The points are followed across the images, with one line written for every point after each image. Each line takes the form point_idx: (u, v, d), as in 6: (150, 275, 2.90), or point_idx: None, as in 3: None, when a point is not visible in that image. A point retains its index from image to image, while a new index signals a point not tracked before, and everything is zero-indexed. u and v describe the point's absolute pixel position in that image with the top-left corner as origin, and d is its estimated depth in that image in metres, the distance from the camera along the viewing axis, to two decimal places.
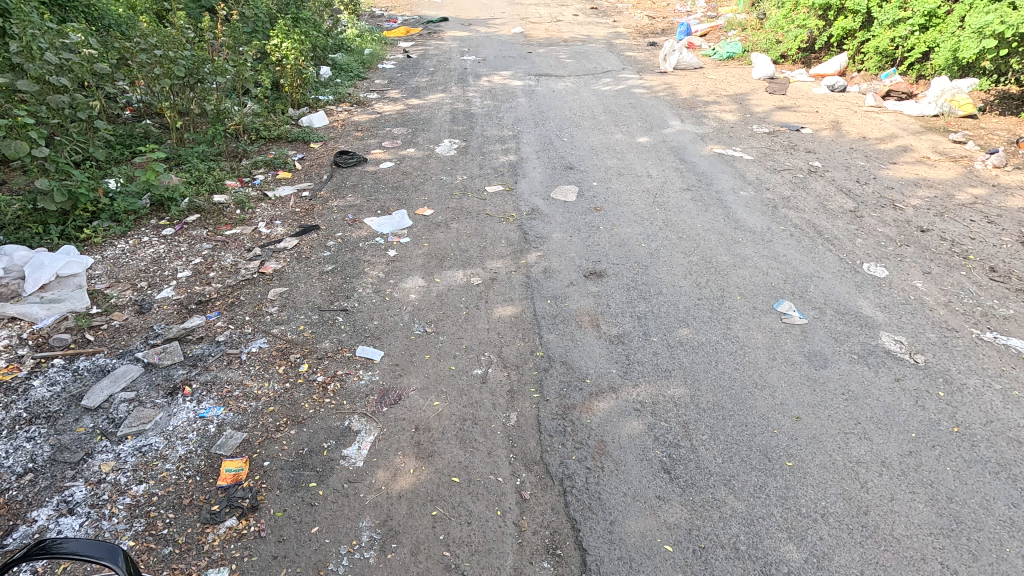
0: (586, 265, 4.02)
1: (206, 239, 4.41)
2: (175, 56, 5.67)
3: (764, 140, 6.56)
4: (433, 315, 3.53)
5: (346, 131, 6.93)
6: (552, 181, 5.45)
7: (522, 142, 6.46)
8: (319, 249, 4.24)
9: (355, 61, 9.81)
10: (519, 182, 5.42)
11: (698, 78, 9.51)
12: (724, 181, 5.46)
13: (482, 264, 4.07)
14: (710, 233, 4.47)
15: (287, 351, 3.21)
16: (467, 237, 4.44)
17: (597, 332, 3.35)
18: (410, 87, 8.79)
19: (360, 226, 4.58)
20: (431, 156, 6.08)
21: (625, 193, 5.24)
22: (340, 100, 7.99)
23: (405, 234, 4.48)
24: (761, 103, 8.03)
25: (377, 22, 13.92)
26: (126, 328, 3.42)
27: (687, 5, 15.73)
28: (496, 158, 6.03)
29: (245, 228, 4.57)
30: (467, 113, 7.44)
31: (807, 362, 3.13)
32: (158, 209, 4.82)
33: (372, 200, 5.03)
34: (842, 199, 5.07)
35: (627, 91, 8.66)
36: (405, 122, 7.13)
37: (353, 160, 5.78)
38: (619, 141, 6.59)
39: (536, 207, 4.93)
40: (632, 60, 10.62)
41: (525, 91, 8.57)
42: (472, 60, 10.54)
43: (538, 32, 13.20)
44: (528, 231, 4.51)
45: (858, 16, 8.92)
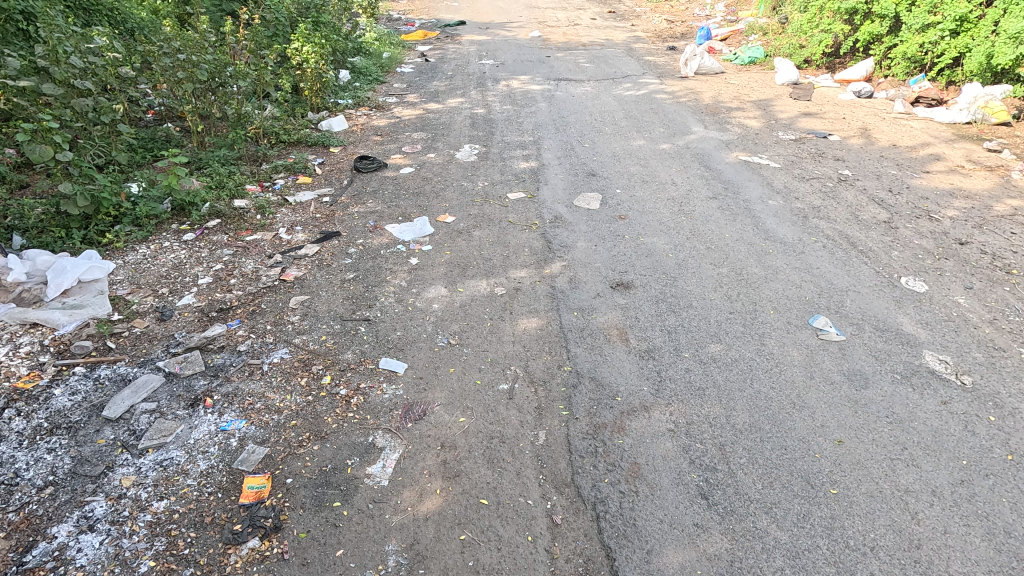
0: (612, 275, 3.92)
1: (226, 244, 4.37)
2: (198, 60, 5.67)
3: (790, 147, 6.42)
4: (457, 326, 3.45)
5: (366, 135, 6.90)
6: (575, 188, 5.36)
7: (544, 148, 6.38)
8: (340, 257, 4.19)
9: (374, 64, 9.80)
10: (541, 189, 5.33)
11: (719, 83, 9.38)
12: (751, 189, 5.32)
13: (506, 274, 3.99)
14: (739, 244, 4.35)
15: (309, 362, 3.14)
16: (489, 246, 4.36)
17: (627, 346, 3.25)
18: (429, 91, 8.76)
19: (381, 233, 4.52)
20: (452, 161, 6.02)
21: (649, 201, 5.13)
22: (359, 103, 7.97)
23: (427, 241, 4.42)
24: (785, 109, 7.88)
25: (395, 25, 13.93)
26: (147, 336, 3.38)
27: (706, 9, 15.58)
28: (517, 164, 5.95)
29: (266, 234, 4.53)
30: (487, 118, 7.38)
31: (847, 382, 3.00)
32: (179, 213, 4.80)
33: (392, 207, 4.97)
34: (875, 209, 4.92)
35: (648, 96, 8.55)
36: (424, 126, 7.08)
37: (374, 166, 5.73)
38: (642, 147, 6.48)
39: (559, 214, 4.84)
40: (651, 64, 10.51)
41: (545, 95, 8.50)
42: (490, 64, 10.49)
43: (555, 36, 13.13)
44: (552, 240, 4.42)
45: (885, 20, 8.75)
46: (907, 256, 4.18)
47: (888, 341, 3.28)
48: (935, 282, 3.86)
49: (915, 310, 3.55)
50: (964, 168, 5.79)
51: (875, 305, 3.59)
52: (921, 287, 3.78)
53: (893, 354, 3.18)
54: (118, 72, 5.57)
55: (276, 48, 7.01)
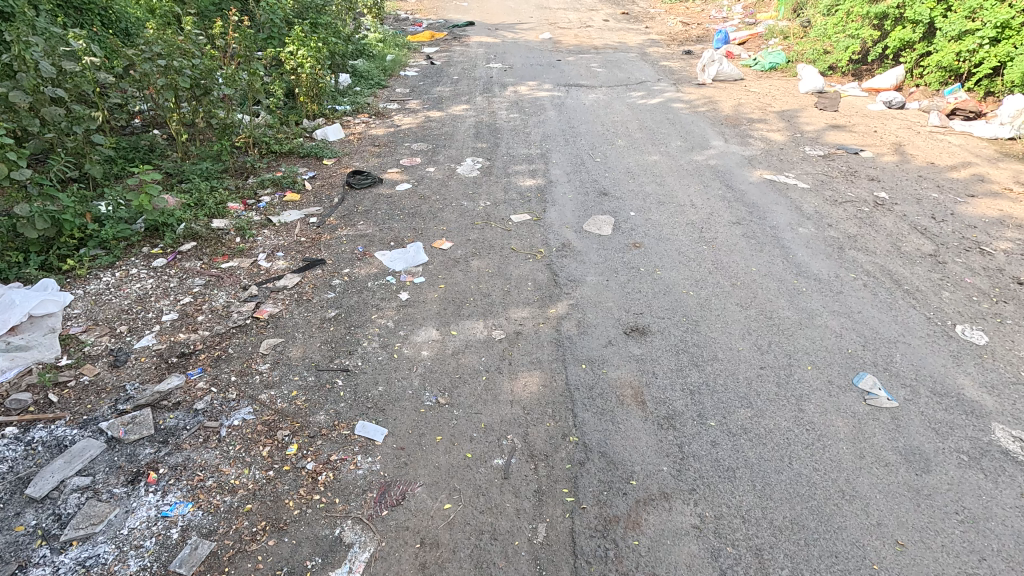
0: (625, 318, 3.47)
1: (199, 273, 3.96)
2: (181, 66, 5.22)
3: (819, 164, 5.93)
4: (447, 380, 3.01)
5: (362, 145, 6.49)
6: (585, 210, 4.91)
7: (551, 163, 5.93)
8: (323, 290, 3.76)
9: (376, 68, 9.39)
10: (548, 210, 4.89)
11: (739, 91, 8.88)
12: (778, 213, 4.85)
13: (506, 314, 3.55)
14: (768, 280, 3.89)
15: (275, 425, 2.72)
16: (488, 279, 3.92)
17: (642, 412, 2.80)
18: (433, 97, 8.34)
19: (369, 261, 4.10)
20: (452, 177, 5.59)
21: (666, 226, 4.67)
22: (358, 110, 7.58)
23: (419, 272, 3.98)
24: (811, 120, 7.38)
25: (401, 26, 13.52)
26: (95, 386, 2.97)
27: (723, 11, 15.02)
28: (522, 180, 5.51)
29: (243, 261, 4.11)
30: (492, 128, 6.95)
31: (905, 464, 2.53)
32: (152, 234, 4.40)
33: (384, 229, 4.55)
34: (918, 239, 4.43)
35: (664, 105, 8.08)
36: (425, 136, 6.66)
37: (367, 182, 5.31)
38: (657, 163, 6.02)
39: (567, 241, 4.39)
40: (666, 70, 10.03)
41: (554, 103, 8.06)
42: (498, 68, 10.05)
43: (567, 38, 12.69)
44: (558, 272, 3.98)
45: (918, 26, 8.21)
46: (960, 298, 3.70)
47: (948, 410, 2.80)
48: (996, 332, 3.37)
49: (977, 369, 3.07)
50: (1013, 192, 5.27)
51: (930, 362, 3.12)
52: (981, 339, 3.30)
53: (957, 427, 2.71)
54: (97, 78, 5.22)
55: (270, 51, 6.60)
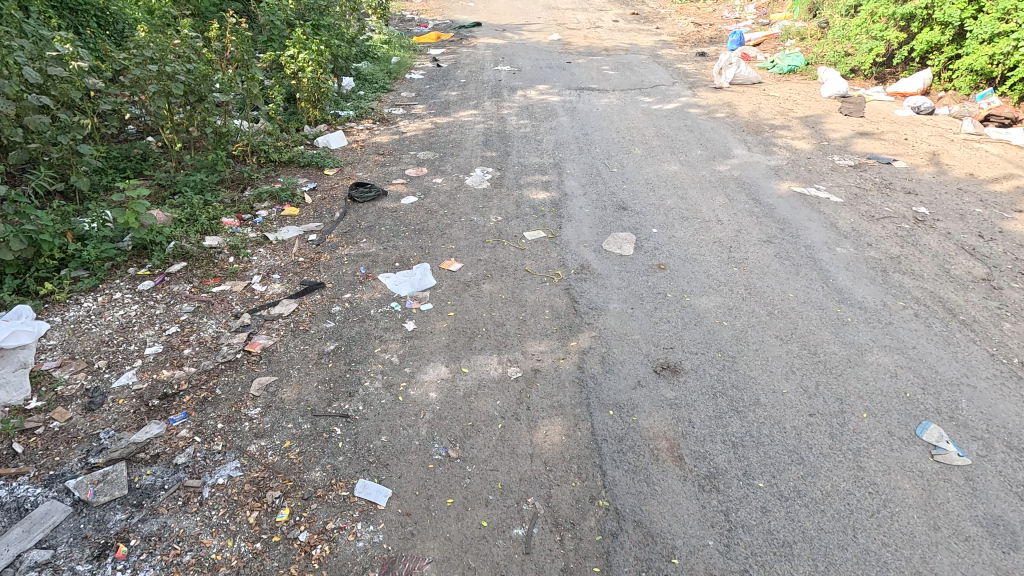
0: (655, 354, 3.14)
1: (187, 298, 3.65)
2: (174, 71, 4.90)
3: (850, 176, 5.57)
4: (459, 429, 2.69)
5: (366, 153, 6.17)
6: (603, 226, 4.58)
7: (565, 173, 5.60)
8: (321, 318, 3.45)
9: (381, 71, 9.08)
10: (564, 226, 4.56)
11: (758, 95, 8.52)
12: (813, 230, 4.50)
13: (522, 348, 3.23)
14: (809, 308, 3.55)
15: (265, 484, 2.40)
16: (502, 306, 3.60)
17: (680, 470, 2.48)
18: (439, 101, 8.03)
19: (372, 285, 3.78)
20: (461, 189, 5.27)
21: (692, 245, 4.34)
22: (362, 115, 7.27)
23: (427, 297, 3.66)
24: (837, 127, 7.03)
25: (407, 27, 13.22)
26: (65, 434, 2.65)
27: (736, 11, 14.63)
28: (535, 193, 5.19)
29: (236, 284, 3.80)
30: (502, 135, 6.63)
31: (988, 540, 2.19)
32: (139, 253, 4.09)
33: (389, 248, 4.23)
34: (968, 261, 4.08)
35: (681, 109, 7.74)
36: (432, 144, 6.34)
37: (371, 195, 5.00)
38: (678, 174, 5.69)
39: (586, 262, 4.06)
40: (680, 73, 9.68)
41: (566, 108, 7.73)
42: (506, 70, 9.72)
43: (576, 39, 12.36)
44: (578, 299, 3.66)
45: (948, 28, 7.83)
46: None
47: None
48: None
49: None
50: None
51: (1001, 409, 2.77)
52: None
53: None
54: (86, 84, 4.91)
55: (269, 54, 6.29)
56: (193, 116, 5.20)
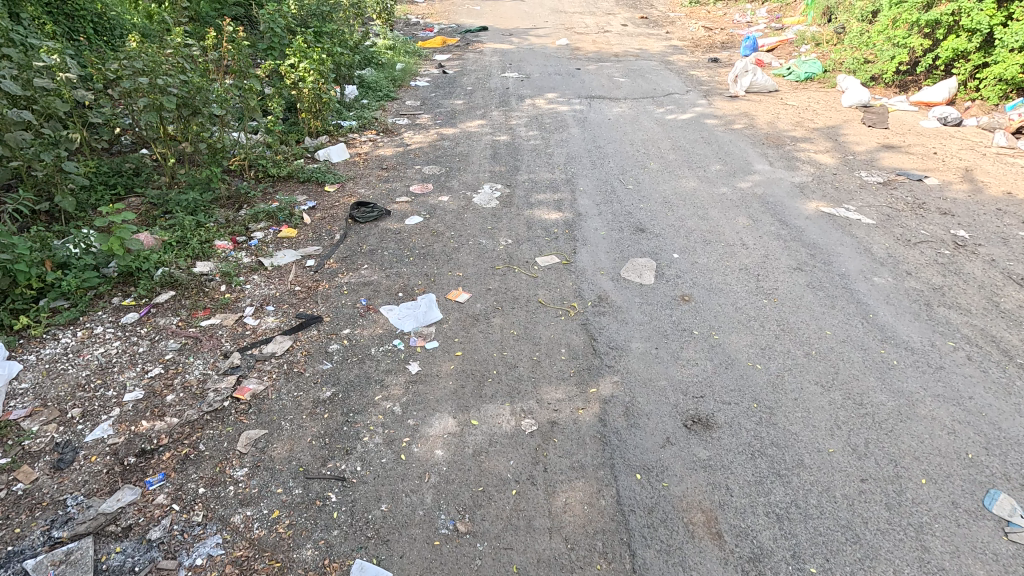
0: (684, 404, 2.85)
1: (174, 333, 3.37)
2: (166, 84, 4.61)
3: (880, 194, 5.26)
4: (468, 496, 2.40)
5: (369, 167, 5.91)
6: (620, 251, 4.29)
7: (578, 191, 5.31)
8: (317, 358, 3.16)
9: (385, 78, 8.82)
10: (579, 251, 4.28)
11: (775, 104, 8.21)
12: (846, 256, 4.20)
13: (537, 395, 2.94)
14: (850, 349, 3.25)
15: (249, 566, 2.12)
16: (514, 344, 3.31)
17: (720, 550, 2.19)
18: (445, 110, 7.76)
19: (374, 319, 3.50)
20: (468, 208, 4.99)
21: (717, 273, 4.04)
22: (365, 126, 7.01)
23: (432, 333, 3.38)
24: (861, 139, 6.71)
25: (412, 31, 12.98)
26: (29, 499, 2.37)
27: (747, 15, 14.31)
28: (546, 213, 4.90)
29: (227, 317, 3.52)
30: (511, 148, 6.35)
31: None
32: (124, 281, 3.81)
33: (392, 276, 3.96)
34: (1018, 293, 3.77)
35: (696, 120, 7.45)
36: (438, 157, 6.07)
37: (373, 215, 4.73)
38: (696, 191, 5.39)
39: (604, 293, 3.77)
40: (694, 80, 9.37)
41: (577, 118, 7.45)
42: (514, 77, 9.45)
43: (585, 44, 12.08)
44: (597, 336, 3.37)
45: (975, 35, 7.51)
46: None
47: None
48: None
49: None
50: None
51: None
52: None
53: None
54: (74, 97, 4.62)
55: (268, 63, 6.02)
56: (186, 131, 4.91)
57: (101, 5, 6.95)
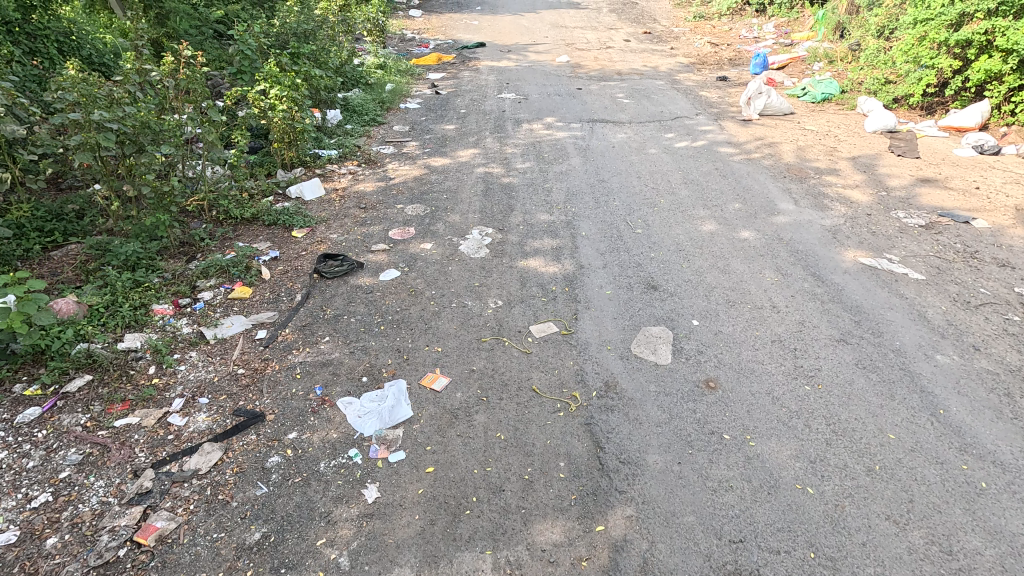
0: (720, 555, 2.19)
1: (79, 439, 2.70)
2: (103, 119, 3.95)
3: (924, 240, 4.61)
4: None
5: (346, 204, 5.28)
6: (630, 317, 3.63)
7: (580, 236, 4.67)
8: (250, 479, 2.51)
9: (372, 100, 8.25)
10: (581, 317, 3.63)
11: (793, 129, 7.59)
12: (899, 325, 3.54)
13: (526, 538, 2.27)
14: (924, 464, 2.58)
15: None
16: (500, 454, 2.65)
17: None
18: (435, 136, 7.16)
19: (328, 417, 2.84)
20: (453, 258, 4.35)
21: (747, 349, 3.39)
22: (346, 155, 6.41)
23: (398, 440, 2.72)
24: (892, 171, 6.09)
25: (406, 47, 12.47)
26: None
27: (754, 30, 13.76)
28: (543, 265, 4.26)
29: (149, 413, 2.86)
30: (504, 182, 5.73)
31: None
32: (34, 360, 3.14)
33: (357, 352, 3.31)
34: None
35: (708, 147, 6.84)
36: (423, 194, 5.45)
37: (342, 269, 4.08)
38: (715, 235, 4.74)
39: (611, 378, 3.12)
40: (703, 101, 8.79)
41: (578, 146, 6.84)
42: (511, 98, 8.87)
43: (586, 61, 11.54)
44: (604, 442, 2.70)
45: (1011, 55, 6.94)
46: None
47: None
48: None
49: None
50: None
51: None
52: None
53: None
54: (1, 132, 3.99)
55: (234, 90, 5.45)
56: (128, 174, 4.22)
57: (66, 24, 6.44)
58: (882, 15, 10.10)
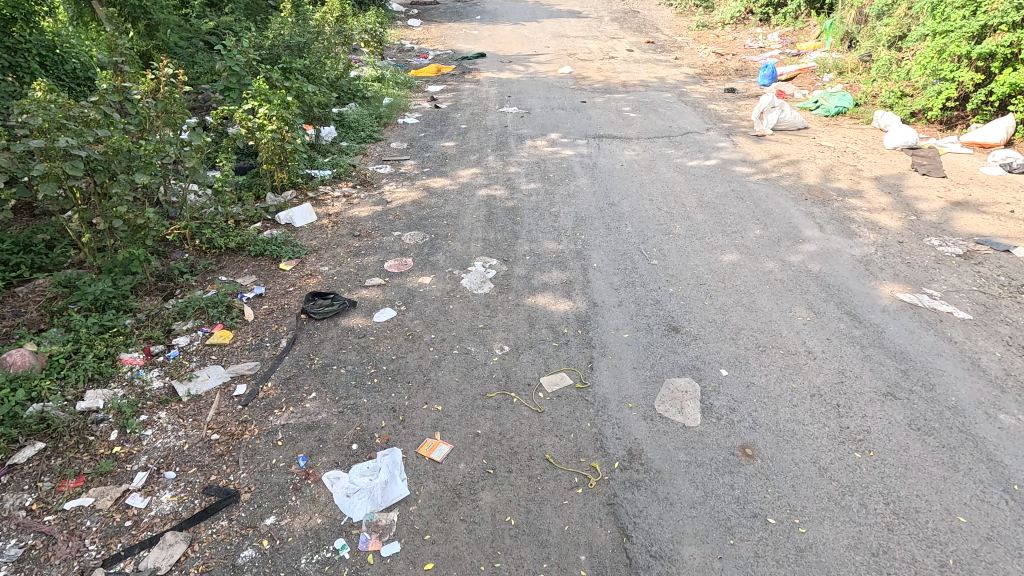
0: None
1: (23, 527, 2.33)
2: (69, 146, 3.59)
3: (965, 272, 4.26)
4: None
5: (340, 231, 4.92)
6: (651, 367, 3.27)
7: (592, 268, 4.31)
8: None
9: (369, 114, 7.92)
10: (597, 367, 3.27)
11: (809, 145, 7.26)
12: (952, 376, 3.18)
13: None
14: (1007, 560, 2.23)
15: None
16: (510, 545, 2.28)
17: None
18: (435, 154, 6.82)
19: (312, 497, 2.47)
20: (454, 295, 3.98)
21: (784, 405, 3.03)
22: (340, 175, 6.07)
23: (392, 527, 2.35)
24: (918, 194, 5.77)
25: (405, 58, 12.18)
26: None
27: (759, 40, 13.48)
28: (553, 302, 3.90)
29: (106, 492, 2.49)
30: (508, 206, 5.38)
31: None
32: None
33: (346, 411, 2.94)
34: None
35: (722, 166, 6.51)
36: (422, 220, 5.09)
37: (333, 309, 3.72)
38: (737, 266, 4.39)
39: (635, 443, 2.75)
40: (712, 115, 8.47)
41: (585, 164, 6.50)
42: (513, 112, 8.54)
43: (590, 73, 11.24)
44: (631, 529, 2.34)
45: None
46: None
47: None
48: None
49: None
50: None
51: None
52: None
53: None
54: None
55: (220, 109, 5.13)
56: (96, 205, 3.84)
57: (49, 37, 6.15)
58: (892, 25, 9.68)
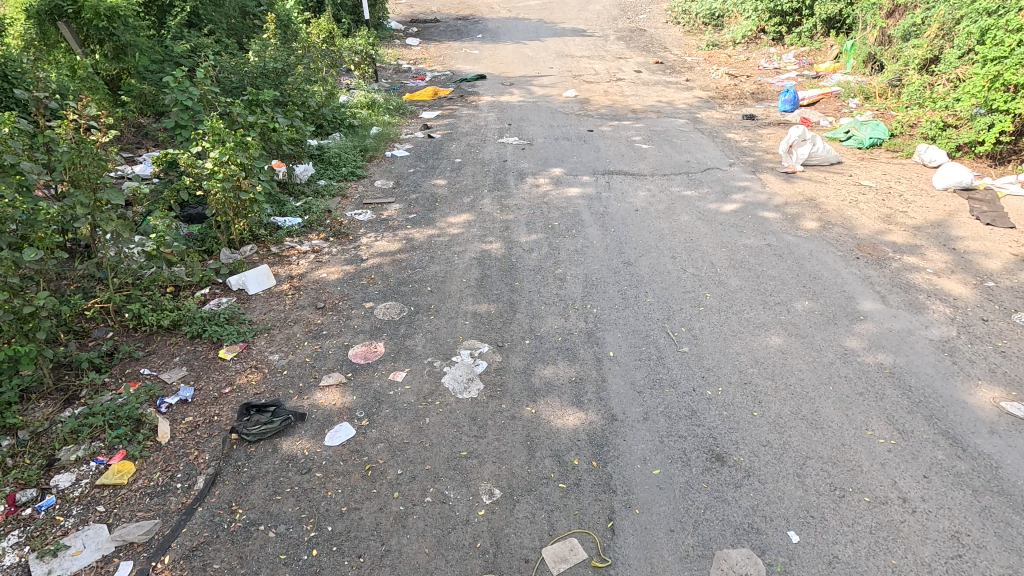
0: None
1: None
2: None
3: None
4: None
5: (301, 302, 4.08)
6: (694, 529, 2.41)
7: (607, 359, 3.45)
8: None
9: (352, 146, 7.12)
10: (620, 529, 2.40)
11: (846, 184, 6.44)
12: None
13: None
14: None
15: None
16: None
17: None
18: (422, 194, 6.01)
19: None
20: (433, 400, 3.11)
21: None
22: (311, 223, 5.23)
23: None
24: (985, 249, 4.92)
25: (399, 80, 11.45)
26: None
27: (774, 60, 12.73)
28: (558, 414, 3.02)
29: None
30: (505, 265, 4.54)
31: None
32: None
33: None
34: None
35: (750, 210, 5.68)
36: (400, 285, 4.24)
37: (271, 428, 2.86)
38: (787, 354, 3.52)
39: None
40: (733, 147, 7.65)
41: (593, 208, 5.67)
42: (512, 143, 7.75)
43: (596, 96, 10.47)
44: None
45: None
46: None
47: None
48: None
49: None
50: None
51: None
52: None
53: None
54: None
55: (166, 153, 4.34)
56: None
57: None
58: (922, 47, 8.76)
